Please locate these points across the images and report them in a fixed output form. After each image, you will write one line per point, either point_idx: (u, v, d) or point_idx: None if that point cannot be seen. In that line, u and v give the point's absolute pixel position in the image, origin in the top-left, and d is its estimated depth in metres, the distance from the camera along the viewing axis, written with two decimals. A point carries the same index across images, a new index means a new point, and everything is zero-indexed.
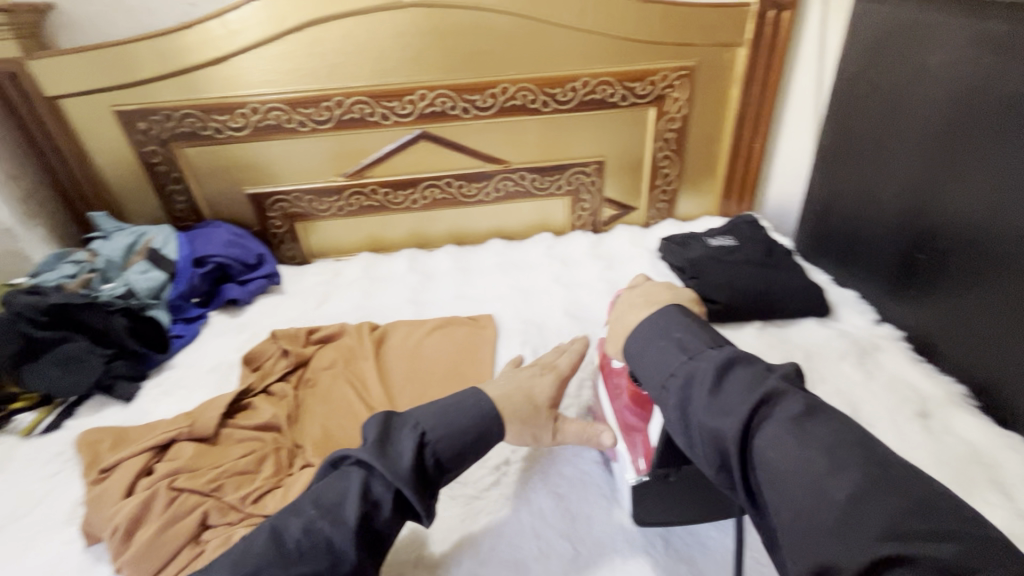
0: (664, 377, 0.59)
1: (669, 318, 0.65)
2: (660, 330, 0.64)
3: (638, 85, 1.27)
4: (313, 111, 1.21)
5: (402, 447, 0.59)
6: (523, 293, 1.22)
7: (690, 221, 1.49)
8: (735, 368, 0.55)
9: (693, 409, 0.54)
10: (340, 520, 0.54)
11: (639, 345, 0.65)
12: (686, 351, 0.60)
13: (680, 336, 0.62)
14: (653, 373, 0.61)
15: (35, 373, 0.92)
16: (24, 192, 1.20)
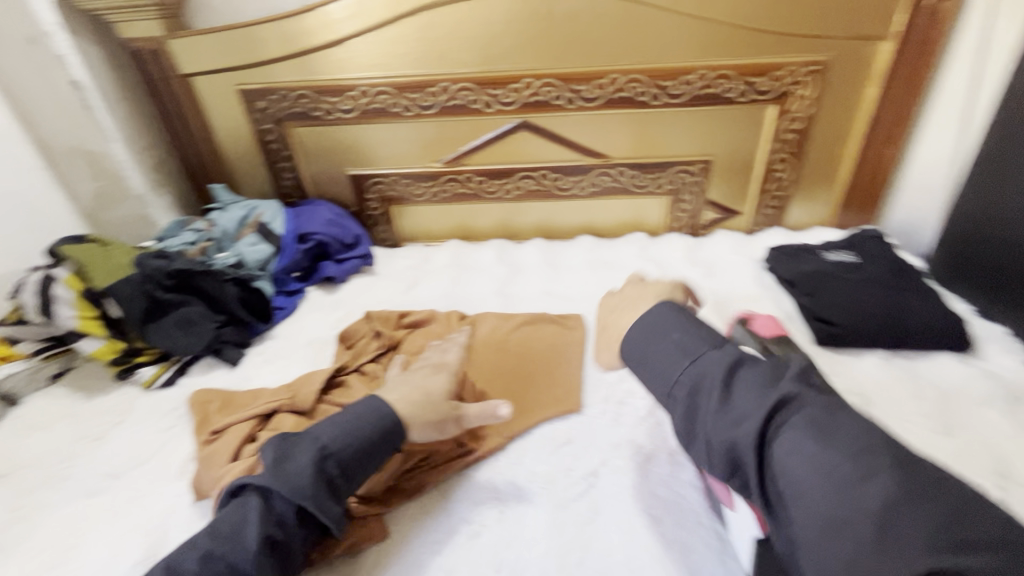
0: (670, 377, 0.65)
1: (668, 307, 0.73)
2: (659, 331, 0.70)
3: (761, 80, 1.17)
4: (418, 96, 1.21)
5: (297, 463, 0.64)
6: (614, 294, 1.17)
7: (801, 232, 1.36)
8: (735, 362, 0.62)
9: (697, 403, 0.61)
10: (240, 540, 0.59)
11: (641, 336, 0.71)
12: (688, 353, 0.66)
13: (682, 332, 0.68)
14: (659, 379, 0.67)
15: (157, 332, 0.99)
16: (154, 163, 1.33)
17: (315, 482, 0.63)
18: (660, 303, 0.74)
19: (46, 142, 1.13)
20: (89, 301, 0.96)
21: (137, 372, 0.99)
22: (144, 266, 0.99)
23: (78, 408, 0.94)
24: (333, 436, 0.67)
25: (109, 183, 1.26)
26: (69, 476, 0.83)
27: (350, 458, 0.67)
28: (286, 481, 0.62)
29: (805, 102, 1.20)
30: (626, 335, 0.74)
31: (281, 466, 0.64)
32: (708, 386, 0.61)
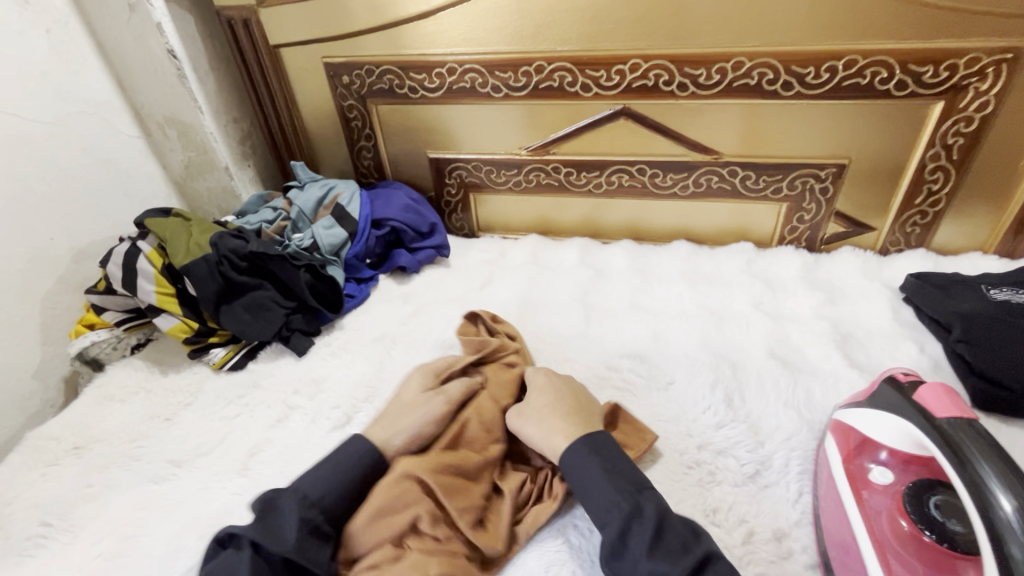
0: (607, 505, 0.61)
1: (595, 437, 0.68)
2: (584, 456, 0.66)
3: (930, 69, 0.94)
4: (510, 76, 1.10)
5: (289, 522, 0.60)
6: (714, 314, 1.02)
7: (949, 257, 1.13)
8: (647, 513, 0.59)
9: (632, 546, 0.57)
10: None
11: (574, 460, 0.66)
12: (623, 485, 0.62)
13: (605, 466, 0.65)
14: (595, 502, 0.62)
15: (229, 315, 0.97)
16: (240, 136, 1.32)
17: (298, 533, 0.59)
18: (587, 435, 0.68)
19: (142, 112, 1.15)
20: (168, 278, 0.97)
21: (209, 352, 0.98)
22: (221, 246, 0.97)
23: (153, 384, 0.96)
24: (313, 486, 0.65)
25: (198, 154, 1.25)
26: (139, 456, 0.83)
27: (335, 505, 0.65)
28: (272, 538, 0.58)
29: (985, 100, 0.95)
30: (566, 453, 0.68)
31: (269, 517, 0.61)
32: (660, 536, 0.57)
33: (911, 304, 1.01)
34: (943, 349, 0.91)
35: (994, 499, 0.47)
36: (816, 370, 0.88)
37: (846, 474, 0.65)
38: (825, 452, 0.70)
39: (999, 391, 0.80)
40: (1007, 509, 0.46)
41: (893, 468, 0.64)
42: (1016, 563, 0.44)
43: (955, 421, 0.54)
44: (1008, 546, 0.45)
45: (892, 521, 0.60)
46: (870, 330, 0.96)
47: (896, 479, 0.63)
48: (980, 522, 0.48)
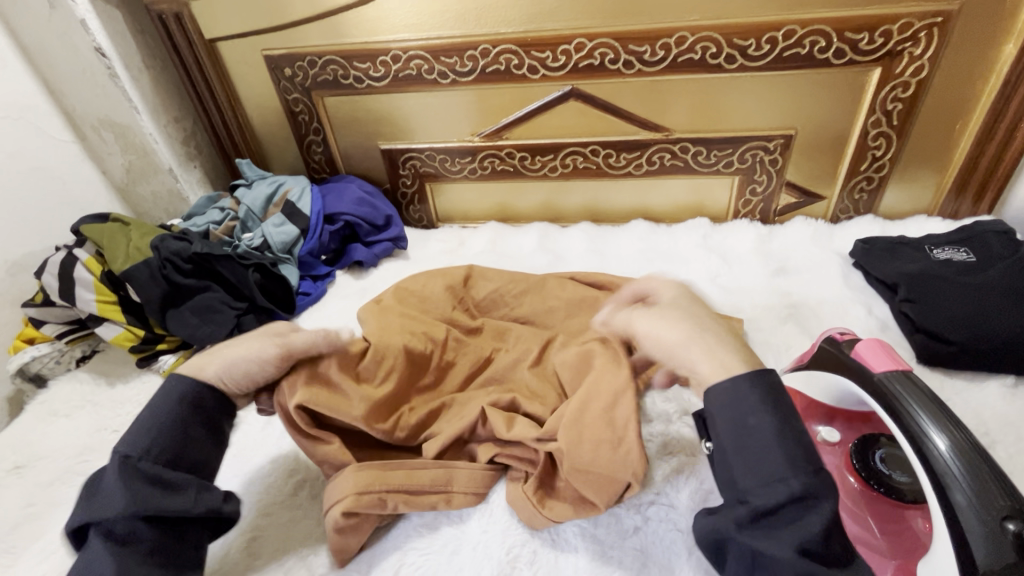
0: (764, 477, 0.49)
1: (767, 383, 0.53)
2: (741, 416, 0.52)
3: (865, 36, 0.96)
4: (456, 60, 1.08)
5: (110, 484, 0.56)
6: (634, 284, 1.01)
7: (897, 221, 1.15)
8: (821, 499, 0.47)
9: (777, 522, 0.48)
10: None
11: (732, 408, 0.53)
12: (805, 461, 0.48)
13: (778, 425, 0.51)
14: (743, 469, 0.51)
15: (176, 319, 0.94)
16: (184, 136, 1.27)
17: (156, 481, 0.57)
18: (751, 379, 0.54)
19: (74, 116, 1.10)
20: (108, 285, 0.93)
21: (159, 360, 0.95)
22: (162, 249, 0.94)
23: (100, 397, 0.92)
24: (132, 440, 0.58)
25: (139, 156, 1.21)
26: (85, 471, 0.80)
27: (164, 449, 0.59)
28: (101, 506, 0.54)
29: (920, 64, 0.97)
30: (723, 397, 0.54)
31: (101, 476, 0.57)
32: (787, 514, 0.47)
33: (861, 268, 1.03)
34: (891, 310, 0.93)
35: (938, 450, 0.48)
36: (770, 337, 0.90)
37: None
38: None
39: (945, 347, 0.82)
40: (949, 458, 0.47)
41: (838, 425, 0.65)
42: (960, 510, 0.45)
43: (891, 375, 0.55)
44: (952, 496, 0.46)
45: (842, 479, 0.61)
46: (822, 296, 0.98)
47: (842, 436, 0.64)
48: (926, 474, 0.48)
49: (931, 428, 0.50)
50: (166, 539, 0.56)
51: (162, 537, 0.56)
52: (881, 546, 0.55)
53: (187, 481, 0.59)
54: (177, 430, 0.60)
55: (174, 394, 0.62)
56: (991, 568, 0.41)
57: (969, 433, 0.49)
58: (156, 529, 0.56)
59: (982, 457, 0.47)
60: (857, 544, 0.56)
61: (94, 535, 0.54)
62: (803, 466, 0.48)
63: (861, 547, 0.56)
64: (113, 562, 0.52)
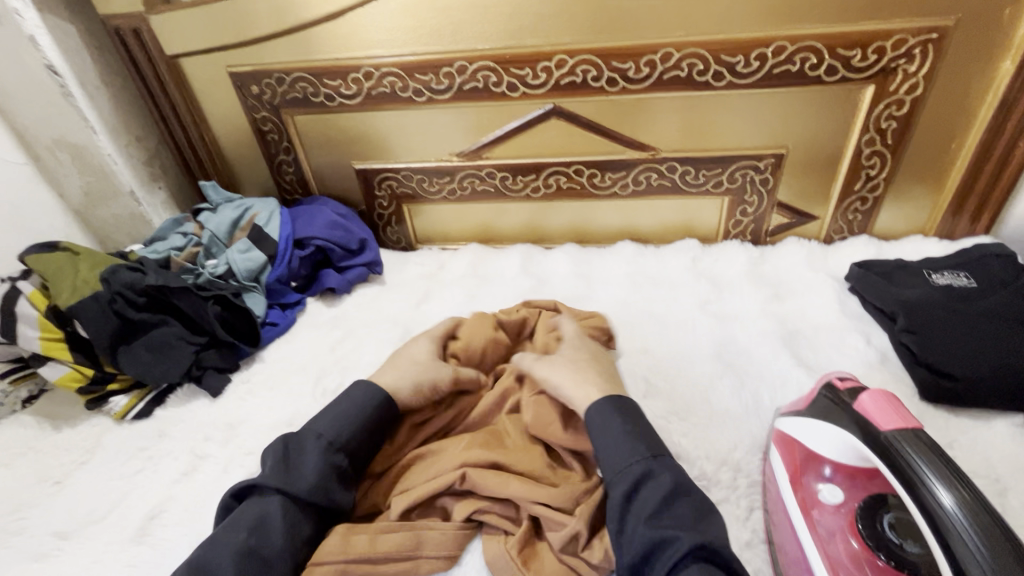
0: (617, 465, 0.59)
1: (616, 398, 0.66)
2: (603, 422, 0.63)
3: (858, 52, 0.91)
4: (431, 78, 1.03)
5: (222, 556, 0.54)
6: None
7: (892, 242, 1.11)
8: (659, 476, 0.57)
9: (637, 504, 0.56)
10: None
11: (596, 417, 0.64)
12: (647, 446, 0.60)
13: (629, 425, 0.62)
14: (610, 465, 0.60)
15: (128, 356, 0.87)
16: (147, 156, 1.20)
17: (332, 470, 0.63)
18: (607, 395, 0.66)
19: (26, 136, 1.03)
20: (54, 321, 0.86)
21: (108, 402, 0.87)
22: (114, 281, 0.88)
23: (44, 442, 0.85)
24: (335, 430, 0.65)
25: (98, 178, 1.14)
26: (20, 530, 0.73)
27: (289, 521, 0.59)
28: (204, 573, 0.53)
29: (915, 82, 0.93)
30: (588, 408, 0.66)
31: (291, 460, 0.62)
32: (644, 493, 0.56)
33: (857, 293, 0.98)
34: (890, 339, 0.88)
35: (958, 526, 0.43)
36: (764, 369, 0.85)
37: (795, 497, 0.59)
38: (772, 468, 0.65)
39: (948, 382, 0.77)
40: (971, 539, 0.42)
41: (841, 482, 0.60)
42: None
43: (900, 434, 0.50)
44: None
45: (846, 543, 0.55)
46: (817, 324, 0.93)
47: (846, 496, 0.59)
48: (945, 555, 0.43)
49: (947, 498, 0.44)
50: None
51: None
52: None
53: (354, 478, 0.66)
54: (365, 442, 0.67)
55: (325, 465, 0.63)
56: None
57: (992, 508, 0.44)
58: None
59: (1006, 536, 0.41)
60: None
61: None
62: (643, 449, 0.59)
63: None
64: None
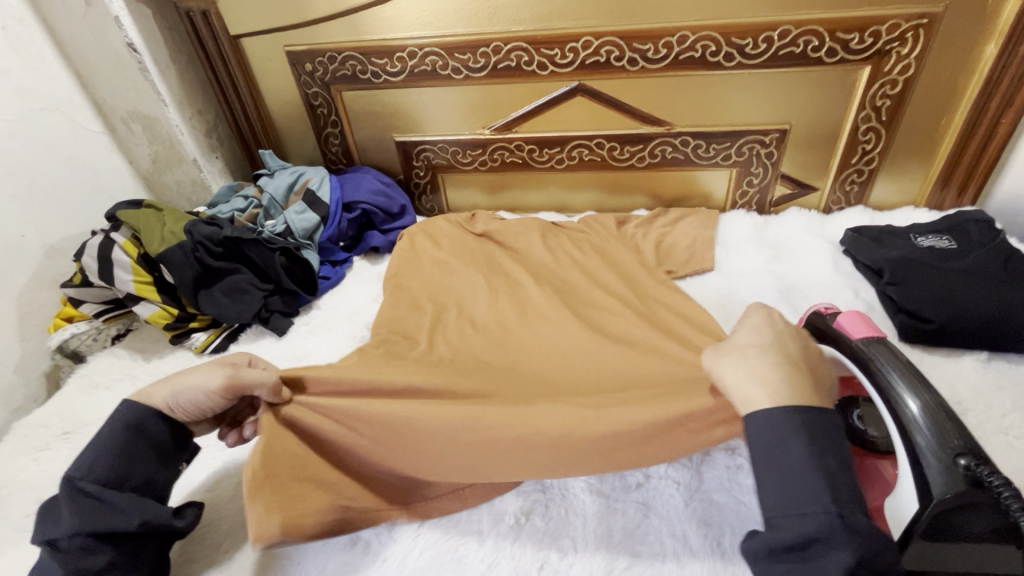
0: (798, 509, 0.51)
1: (809, 415, 0.54)
2: (780, 444, 0.54)
3: (856, 36, 1.01)
4: (469, 57, 1.14)
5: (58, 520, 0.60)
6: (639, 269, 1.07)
7: (886, 212, 1.22)
8: (840, 548, 0.48)
9: (799, 562, 0.49)
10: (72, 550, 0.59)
11: (770, 433, 0.54)
12: (837, 495, 0.50)
13: (813, 455, 0.53)
14: (776, 503, 0.52)
15: (208, 298, 1.00)
16: (207, 127, 1.33)
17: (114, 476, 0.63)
18: (788, 407, 0.55)
19: (105, 108, 1.15)
20: (145, 267, 0.99)
21: (191, 337, 1.01)
22: (195, 233, 1.00)
23: (137, 370, 0.99)
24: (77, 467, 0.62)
25: (165, 147, 1.27)
26: None
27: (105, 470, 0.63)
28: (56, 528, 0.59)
29: (907, 63, 1.03)
30: (753, 416, 0.56)
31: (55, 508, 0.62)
32: (818, 555, 0.49)
33: (850, 256, 1.09)
34: (877, 293, 0.99)
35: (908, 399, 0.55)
36: None
37: None
38: None
39: (924, 325, 0.89)
40: (913, 408, 0.54)
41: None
42: (921, 450, 0.52)
43: (869, 340, 0.62)
44: (916, 439, 0.52)
45: None
46: (814, 281, 1.04)
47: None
48: (892, 421, 0.55)
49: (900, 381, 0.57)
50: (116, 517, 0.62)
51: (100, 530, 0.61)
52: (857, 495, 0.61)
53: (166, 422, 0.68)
54: (130, 444, 0.65)
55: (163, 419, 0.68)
56: (946, 496, 0.48)
57: (930, 388, 0.56)
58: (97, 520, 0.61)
59: (942, 408, 0.54)
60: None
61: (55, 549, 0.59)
62: (827, 502, 0.50)
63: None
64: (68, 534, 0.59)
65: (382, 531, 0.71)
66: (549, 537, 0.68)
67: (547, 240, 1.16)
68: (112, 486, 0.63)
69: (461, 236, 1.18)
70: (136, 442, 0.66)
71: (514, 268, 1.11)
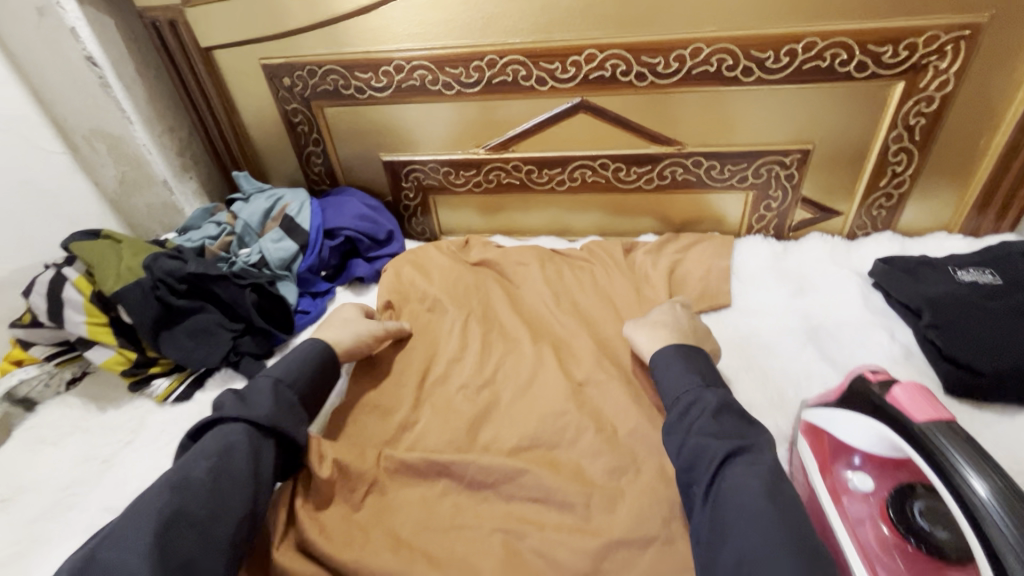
0: (675, 394, 0.70)
1: (685, 347, 0.76)
2: (679, 362, 0.73)
3: (889, 49, 0.92)
4: (461, 71, 1.04)
5: (260, 400, 0.68)
6: (649, 306, 0.97)
7: (916, 238, 1.12)
8: (737, 462, 0.58)
9: (687, 424, 0.65)
10: (257, 441, 0.64)
11: (663, 360, 0.75)
12: (702, 376, 0.71)
13: (691, 368, 0.72)
14: (670, 388, 0.71)
15: (170, 341, 0.90)
16: (179, 145, 1.22)
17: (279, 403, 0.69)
18: (678, 350, 0.75)
19: (64, 126, 1.06)
20: (99, 307, 0.89)
21: (151, 384, 0.91)
22: (155, 269, 0.90)
23: (90, 423, 0.88)
24: (284, 369, 0.73)
25: (133, 167, 1.17)
26: (73, 505, 0.76)
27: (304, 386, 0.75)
28: (252, 409, 0.66)
29: (945, 79, 0.94)
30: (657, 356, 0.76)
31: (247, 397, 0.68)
32: (729, 470, 0.58)
33: (881, 289, 0.99)
34: (914, 335, 0.89)
35: (988, 508, 0.47)
36: (788, 364, 0.87)
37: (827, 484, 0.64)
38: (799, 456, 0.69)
39: (974, 378, 0.78)
40: (986, 499, 0.48)
41: (869, 470, 0.65)
42: (1002, 555, 0.45)
43: (935, 426, 0.54)
44: (994, 539, 0.46)
45: (875, 527, 0.60)
46: (843, 319, 0.94)
47: (876, 484, 0.64)
48: (964, 514, 0.49)
49: (978, 483, 0.49)
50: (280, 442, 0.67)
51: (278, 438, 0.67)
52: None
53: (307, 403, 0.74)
54: (318, 374, 0.77)
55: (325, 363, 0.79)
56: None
57: (1006, 474, 0.50)
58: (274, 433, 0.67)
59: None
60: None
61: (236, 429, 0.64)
62: (696, 379, 0.70)
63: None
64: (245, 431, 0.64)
65: None
66: None
67: (547, 271, 1.06)
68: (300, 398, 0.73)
69: (453, 266, 1.08)
70: (325, 369, 0.79)
71: (510, 303, 1.01)
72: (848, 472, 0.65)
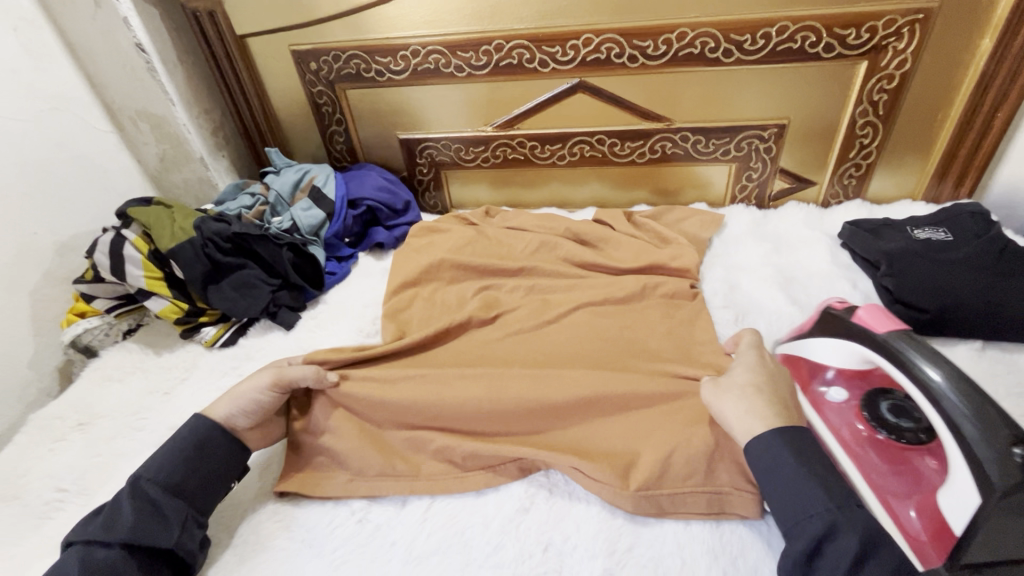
0: (797, 514, 0.59)
1: (786, 430, 0.64)
2: (786, 450, 0.63)
3: (852, 32, 1.03)
4: (471, 55, 1.16)
5: (120, 508, 0.65)
6: (640, 263, 1.09)
7: (883, 205, 1.23)
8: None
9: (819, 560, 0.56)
10: (106, 557, 0.61)
11: (762, 450, 0.64)
12: (828, 493, 0.59)
13: (799, 465, 0.61)
14: (789, 506, 0.60)
15: (217, 293, 1.03)
16: (213, 126, 1.35)
17: (135, 511, 0.65)
18: (779, 429, 0.64)
19: (113, 107, 1.19)
20: (155, 263, 1.01)
21: (201, 331, 1.03)
22: (205, 229, 1.03)
23: (149, 364, 1.01)
24: (146, 468, 0.69)
25: (172, 146, 1.29)
26: (143, 427, 0.89)
27: (172, 475, 0.69)
28: (111, 527, 0.63)
29: (903, 58, 1.05)
30: (754, 443, 0.65)
31: (100, 513, 0.66)
32: None
33: (848, 248, 1.10)
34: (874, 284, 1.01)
35: (945, 390, 0.56)
36: (762, 309, 0.99)
37: (808, 400, 0.76)
38: (785, 384, 0.81)
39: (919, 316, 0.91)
40: (943, 386, 0.56)
41: (841, 382, 0.76)
42: (972, 441, 0.53)
43: (894, 334, 0.63)
44: (963, 426, 0.54)
45: (852, 427, 0.71)
46: (812, 272, 1.06)
47: (849, 393, 0.74)
48: (930, 403, 0.57)
49: (932, 370, 0.57)
50: (140, 560, 0.63)
51: (138, 554, 0.63)
52: (898, 489, 0.65)
53: (184, 491, 0.69)
54: (195, 458, 0.71)
55: (196, 432, 0.73)
56: (1007, 485, 0.50)
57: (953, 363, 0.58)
58: (137, 553, 0.63)
59: (992, 407, 0.53)
60: (885, 489, 0.66)
61: (78, 553, 0.62)
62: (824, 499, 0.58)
63: (887, 493, 0.65)
64: (78, 560, 0.61)
65: (393, 513, 0.73)
66: (545, 523, 0.70)
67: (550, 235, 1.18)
68: (172, 493, 0.68)
69: (465, 232, 1.20)
70: (205, 451, 0.72)
71: (517, 262, 1.14)
72: (825, 387, 0.76)
